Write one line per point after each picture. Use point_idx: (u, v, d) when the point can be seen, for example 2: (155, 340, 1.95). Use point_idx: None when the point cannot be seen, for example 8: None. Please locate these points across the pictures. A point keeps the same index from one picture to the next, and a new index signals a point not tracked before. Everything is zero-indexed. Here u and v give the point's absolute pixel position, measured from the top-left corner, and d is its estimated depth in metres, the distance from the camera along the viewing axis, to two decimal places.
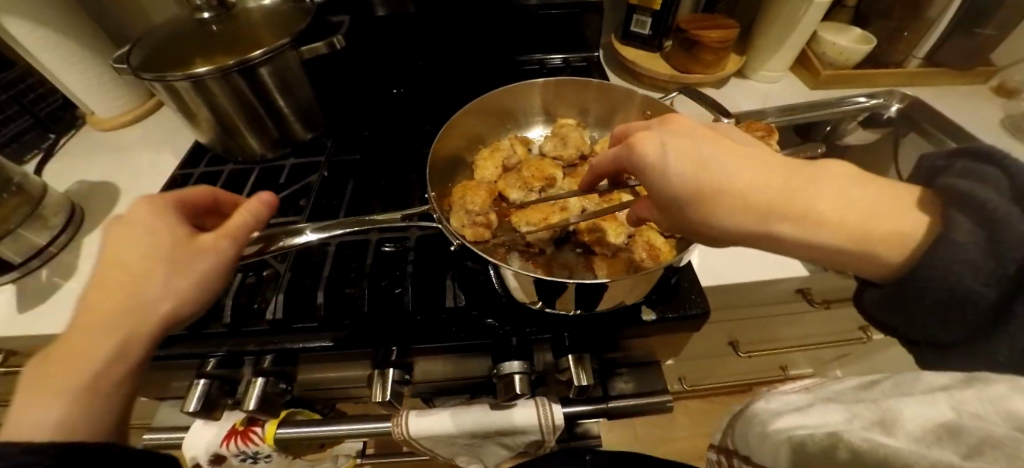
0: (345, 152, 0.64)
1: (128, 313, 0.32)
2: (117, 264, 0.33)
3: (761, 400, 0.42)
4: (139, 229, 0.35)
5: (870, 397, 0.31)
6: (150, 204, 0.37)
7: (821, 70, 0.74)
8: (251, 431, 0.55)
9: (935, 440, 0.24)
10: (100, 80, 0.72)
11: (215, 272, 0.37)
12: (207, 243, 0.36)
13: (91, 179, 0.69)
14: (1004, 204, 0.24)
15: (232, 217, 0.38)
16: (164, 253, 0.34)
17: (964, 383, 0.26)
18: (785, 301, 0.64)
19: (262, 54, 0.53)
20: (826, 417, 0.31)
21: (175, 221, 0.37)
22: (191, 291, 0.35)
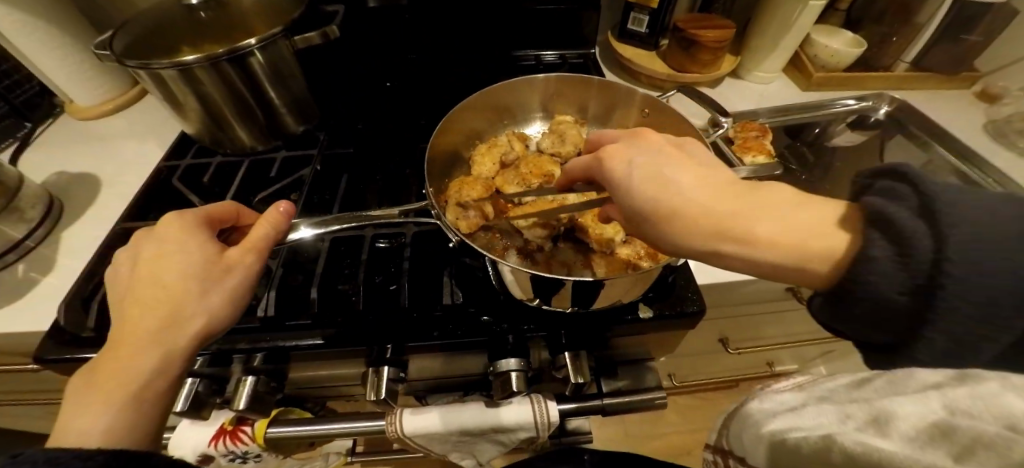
0: (338, 145, 0.63)
1: (166, 329, 0.31)
2: (155, 279, 0.32)
3: (755, 399, 0.42)
4: (171, 245, 0.34)
5: (863, 395, 0.30)
6: (180, 218, 0.35)
7: (813, 72, 0.75)
8: (240, 430, 0.54)
9: (928, 441, 0.23)
10: (80, 67, 0.70)
11: (246, 286, 0.36)
12: (234, 258, 0.35)
13: (70, 171, 0.67)
14: (914, 222, 0.24)
15: (254, 228, 0.37)
16: (198, 268, 0.33)
17: (956, 382, 0.25)
18: (776, 299, 0.66)
19: (254, 42, 0.51)
20: (819, 418, 0.31)
21: (207, 236, 0.36)
22: (224, 305, 0.34)
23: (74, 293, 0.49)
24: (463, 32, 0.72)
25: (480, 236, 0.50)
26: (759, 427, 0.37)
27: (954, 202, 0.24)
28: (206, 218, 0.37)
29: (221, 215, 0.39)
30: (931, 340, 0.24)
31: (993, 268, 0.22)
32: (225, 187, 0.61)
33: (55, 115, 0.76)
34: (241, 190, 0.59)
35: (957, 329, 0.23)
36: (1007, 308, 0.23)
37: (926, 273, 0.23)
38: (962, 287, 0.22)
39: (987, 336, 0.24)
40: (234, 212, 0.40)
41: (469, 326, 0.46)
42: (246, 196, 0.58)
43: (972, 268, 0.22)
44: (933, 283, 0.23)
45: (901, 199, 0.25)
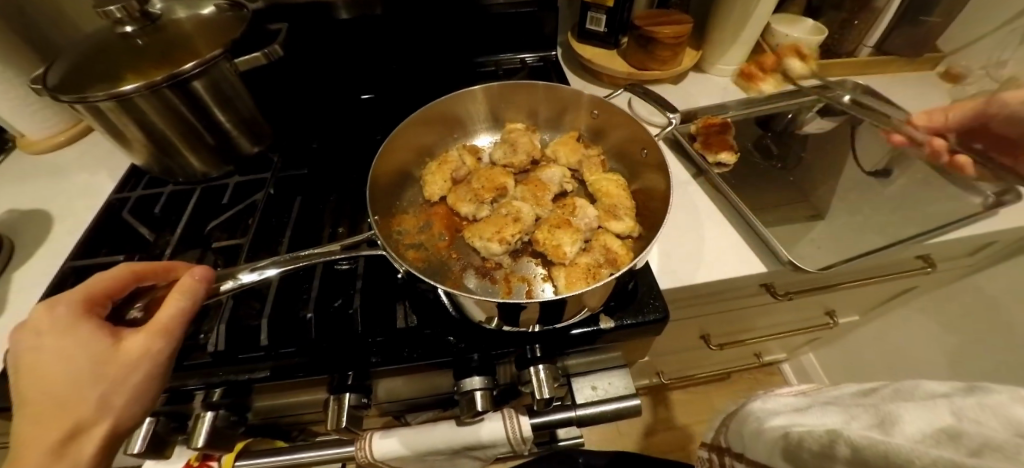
0: (292, 167, 0.61)
1: (66, 441, 0.30)
2: (46, 385, 0.30)
3: (759, 400, 0.40)
4: (49, 352, 0.31)
5: (869, 400, 0.30)
6: (53, 312, 0.32)
7: (776, 63, 0.75)
8: (206, 466, 0.53)
9: (934, 442, 0.23)
10: (28, 102, 0.68)
11: (154, 374, 0.33)
12: (136, 349, 0.32)
13: (21, 208, 0.65)
14: None
15: (160, 311, 0.34)
16: (88, 367, 0.31)
17: (963, 391, 0.25)
18: (751, 294, 0.65)
19: (192, 67, 0.50)
20: (825, 419, 0.30)
21: (94, 326, 0.33)
22: (131, 401, 0.33)
23: None
24: (422, 42, 0.72)
25: (435, 258, 0.48)
26: (763, 429, 0.35)
27: None
28: (86, 297, 0.34)
29: (107, 288, 0.35)
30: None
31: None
32: (178, 217, 0.59)
33: (6, 150, 0.73)
34: (192, 219, 0.57)
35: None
36: None
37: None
38: None
39: None
40: (127, 279, 0.36)
41: (425, 348, 0.45)
42: (198, 226, 0.57)
43: None
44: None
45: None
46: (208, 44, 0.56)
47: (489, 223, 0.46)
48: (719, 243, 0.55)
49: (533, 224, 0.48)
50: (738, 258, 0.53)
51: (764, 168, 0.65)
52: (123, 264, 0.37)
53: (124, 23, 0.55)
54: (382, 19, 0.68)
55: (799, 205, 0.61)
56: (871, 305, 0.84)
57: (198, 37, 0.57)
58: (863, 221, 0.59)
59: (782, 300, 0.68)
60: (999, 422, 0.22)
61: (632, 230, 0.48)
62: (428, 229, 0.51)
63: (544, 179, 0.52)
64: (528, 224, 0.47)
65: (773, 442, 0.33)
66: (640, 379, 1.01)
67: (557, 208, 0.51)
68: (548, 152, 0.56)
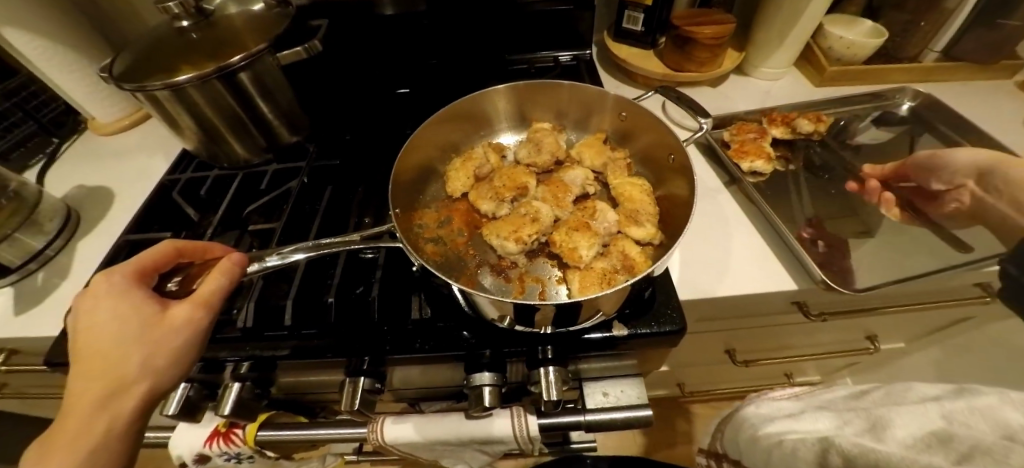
0: (325, 157, 0.64)
1: (110, 397, 0.32)
2: (97, 344, 0.33)
3: (752, 404, 0.41)
4: (103, 314, 0.34)
5: (861, 405, 0.31)
6: (108, 279, 0.35)
7: (826, 66, 0.70)
8: (232, 432, 0.56)
9: (925, 447, 0.23)
10: (98, 86, 0.74)
11: (194, 343, 0.36)
12: (180, 316, 0.35)
13: (88, 184, 0.71)
14: None
15: (205, 284, 0.36)
16: (137, 329, 0.33)
17: (954, 395, 0.26)
18: (781, 312, 0.61)
19: (240, 59, 0.53)
20: (816, 424, 0.30)
21: (145, 294, 0.35)
22: (169, 364, 0.34)
23: None
24: (459, 39, 0.72)
25: (452, 254, 0.49)
26: (758, 435, 0.36)
27: None
28: (137, 270, 0.37)
29: (154, 262, 0.38)
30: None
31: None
32: (220, 199, 0.63)
33: (79, 131, 0.81)
34: (232, 202, 0.61)
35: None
36: None
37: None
38: None
39: None
40: (171, 253, 0.39)
41: (437, 340, 0.46)
42: (237, 209, 0.61)
43: None
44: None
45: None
46: (253, 38, 0.59)
47: (507, 222, 0.46)
48: (747, 256, 0.52)
49: (552, 226, 0.47)
50: (766, 273, 0.51)
51: (803, 178, 0.61)
52: (168, 241, 0.39)
53: (181, 18, 0.60)
54: (425, 16, 0.69)
55: (845, 221, 0.56)
56: (919, 332, 0.77)
57: (246, 31, 0.61)
58: (915, 241, 0.54)
59: (816, 320, 0.63)
60: (990, 425, 0.23)
61: (653, 237, 0.47)
62: (448, 225, 0.52)
63: (565, 180, 0.52)
64: (546, 225, 0.46)
65: (768, 448, 0.34)
66: (659, 389, 0.98)
67: (577, 210, 0.50)
68: (572, 153, 0.55)
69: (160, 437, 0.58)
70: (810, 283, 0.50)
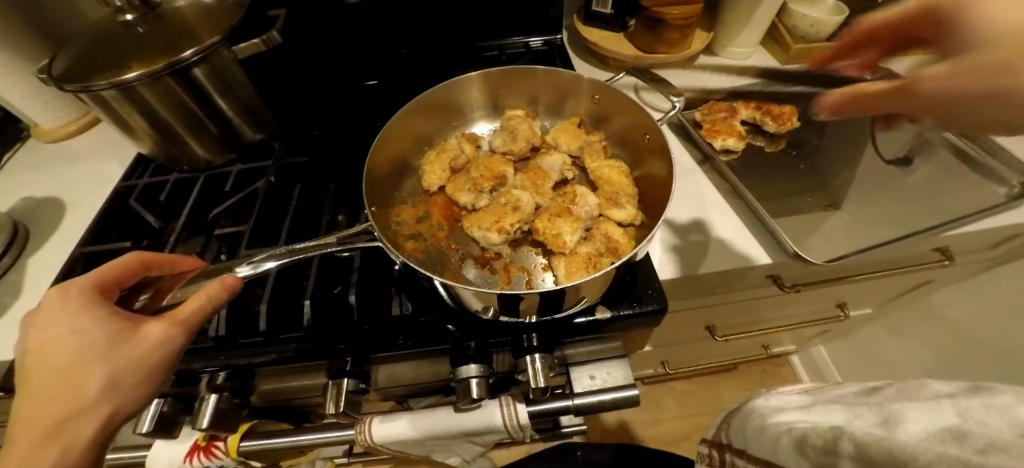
0: (293, 154, 0.62)
1: (65, 424, 0.29)
2: (48, 368, 0.29)
3: (761, 397, 0.40)
4: (58, 334, 0.30)
5: (874, 400, 0.30)
6: (65, 297, 0.32)
7: (791, 44, 0.72)
8: (212, 446, 0.54)
9: (941, 440, 0.22)
10: (38, 89, 0.69)
11: (166, 363, 0.32)
12: (151, 335, 0.31)
13: (37, 195, 0.67)
14: None
15: (187, 302, 0.33)
16: (99, 349, 0.30)
17: (969, 392, 0.25)
18: (757, 287, 0.63)
19: (191, 53, 0.50)
20: (829, 416, 0.30)
21: (110, 311, 0.32)
22: (136, 386, 0.31)
23: None
24: (428, 28, 0.70)
25: (434, 248, 0.47)
26: (763, 427, 0.35)
27: None
28: (99, 285, 0.34)
29: (118, 275, 0.35)
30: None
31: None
32: (183, 203, 0.60)
33: (22, 139, 0.75)
34: (195, 206, 0.58)
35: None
36: None
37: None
38: None
39: None
40: (136, 265, 0.37)
41: (420, 335, 0.46)
42: (203, 213, 0.58)
43: None
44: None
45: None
46: (206, 32, 0.56)
47: (488, 212, 0.46)
48: (724, 234, 0.53)
49: (533, 213, 0.47)
50: (743, 249, 0.52)
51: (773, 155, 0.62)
52: (133, 253, 0.37)
53: (126, 12, 0.57)
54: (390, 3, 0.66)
55: (815, 195, 0.58)
56: (885, 298, 0.81)
57: (198, 23, 0.57)
58: (881, 212, 0.56)
59: (790, 292, 0.66)
60: (1004, 422, 0.22)
61: (634, 218, 0.47)
62: (427, 219, 0.50)
63: (544, 168, 0.51)
64: (527, 213, 0.46)
65: (774, 438, 0.32)
66: (644, 369, 1.00)
67: (557, 196, 0.50)
68: (549, 139, 0.54)
69: (136, 457, 0.56)
70: (785, 256, 0.51)
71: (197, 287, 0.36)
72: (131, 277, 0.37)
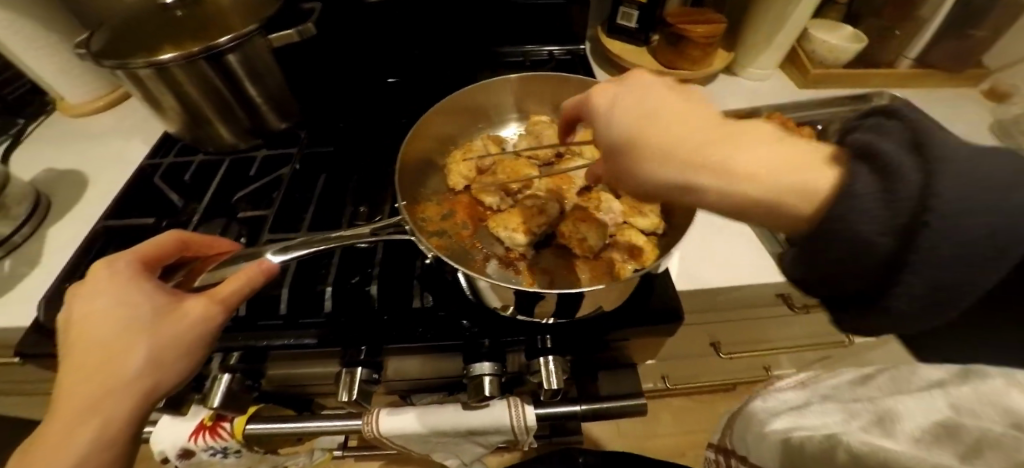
0: (318, 144, 0.63)
1: (109, 394, 0.30)
2: (96, 338, 0.31)
3: (761, 399, 0.44)
4: (106, 306, 0.31)
5: (865, 394, 0.35)
6: (113, 271, 0.33)
7: (809, 68, 0.73)
8: (218, 426, 0.55)
9: (931, 440, 0.27)
10: (68, 64, 0.70)
11: (204, 340, 0.33)
12: (191, 310, 0.33)
13: (59, 167, 0.67)
14: (904, 155, 0.21)
15: (227, 282, 0.34)
16: (143, 322, 0.31)
17: (959, 379, 0.29)
18: (765, 304, 0.64)
19: (226, 40, 0.50)
20: (825, 420, 0.34)
21: (153, 286, 0.33)
22: (175, 361, 0.32)
23: (53, 291, 0.49)
24: (456, 30, 0.71)
25: (458, 246, 0.48)
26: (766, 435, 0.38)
27: (953, 150, 0.20)
28: (143, 260, 0.35)
29: (158, 253, 0.36)
30: (898, 294, 0.21)
31: (979, 200, 0.19)
32: (206, 185, 0.61)
33: (47, 112, 0.76)
34: (219, 189, 0.59)
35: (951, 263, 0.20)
36: (987, 254, 0.19)
37: (889, 231, 0.20)
38: (935, 232, 0.19)
39: (970, 288, 0.20)
40: (176, 244, 0.38)
41: (438, 329, 0.46)
42: (225, 197, 0.58)
43: (963, 199, 0.19)
44: (915, 225, 0.20)
45: (885, 135, 0.22)
46: (242, 19, 0.57)
47: (515, 214, 0.47)
48: (741, 250, 0.54)
49: (558, 217, 0.48)
50: (758, 266, 0.53)
51: None
52: (173, 232, 0.38)
53: None
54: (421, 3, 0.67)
55: None
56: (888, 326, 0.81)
57: (233, 10, 0.59)
58: None
59: (797, 312, 0.67)
60: (997, 413, 0.26)
61: (658, 226, 0.47)
62: (451, 218, 0.51)
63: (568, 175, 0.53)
64: (552, 216, 0.47)
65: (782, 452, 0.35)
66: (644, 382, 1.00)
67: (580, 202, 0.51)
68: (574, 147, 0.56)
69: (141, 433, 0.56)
70: None
71: (237, 269, 0.36)
72: (168, 256, 0.37)
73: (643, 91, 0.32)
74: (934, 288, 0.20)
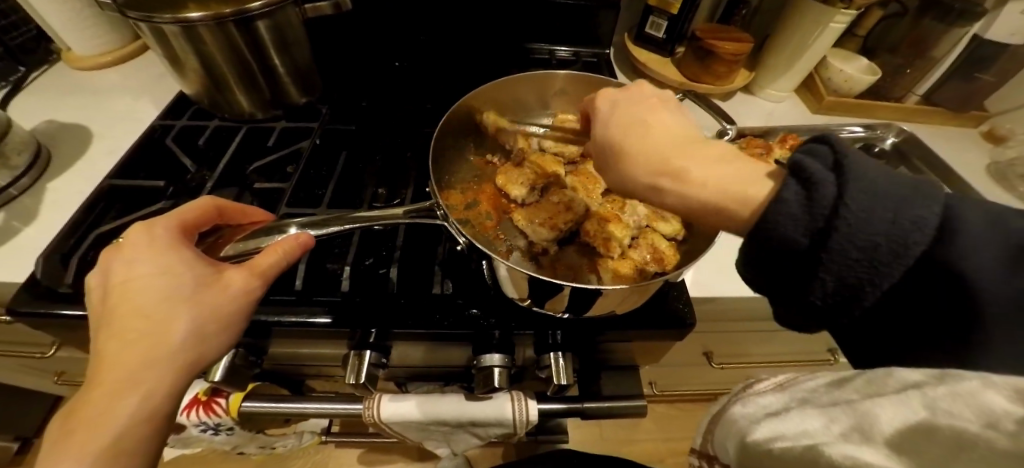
0: (339, 121, 0.62)
1: (148, 365, 0.29)
2: (135, 305, 0.30)
3: (737, 402, 0.36)
4: (147, 272, 0.31)
5: (843, 396, 0.26)
6: (150, 237, 0.32)
7: (825, 95, 0.75)
8: (213, 402, 0.56)
9: (905, 447, 0.21)
10: (80, 15, 0.67)
11: (243, 312, 0.33)
12: (231, 282, 0.32)
13: (61, 120, 0.65)
14: (820, 171, 0.23)
15: (265, 254, 0.34)
16: (185, 291, 0.31)
17: (936, 380, 0.21)
18: (766, 319, 0.65)
19: (259, 5, 0.49)
20: (804, 425, 0.26)
21: (192, 254, 0.33)
22: (215, 334, 0.31)
23: (53, 247, 0.47)
24: (485, 21, 0.71)
25: (482, 236, 0.48)
26: (747, 446, 0.31)
27: (860, 167, 0.22)
28: (179, 226, 0.34)
29: (194, 219, 0.36)
30: (817, 288, 0.22)
31: (885, 209, 0.21)
32: (219, 153, 0.60)
33: (51, 62, 0.73)
34: (234, 158, 0.57)
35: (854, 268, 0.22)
36: (890, 261, 0.21)
37: (809, 232, 0.22)
38: (852, 227, 0.21)
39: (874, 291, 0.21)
40: (213, 211, 0.37)
41: (456, 318, 0.46)
42: (239, 166, 0.57)
43: (863, 214, 0.21)
44: (826, 225, 0.22)
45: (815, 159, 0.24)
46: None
47: (541, 208, 0.47)
48: None
49: (583, 215, 0.48)
50: None
51: None
52: (209, 198, 0.37)
53: None
54: None
55: None
56: None
57: None
58: None
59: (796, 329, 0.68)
60: (973, 412, 0.19)
61: (678, 233, 0.48)
62: (475, 207, 0.51)
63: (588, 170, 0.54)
64: (579, 214, 0.47)
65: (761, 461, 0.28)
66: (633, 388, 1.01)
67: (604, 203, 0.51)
68: None
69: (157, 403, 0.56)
70: None
71: (271, 241, 0.35)
72: (203, 223, 0.37)
73: (626, 105, 0.34)
74: (841, 287, 0.22)
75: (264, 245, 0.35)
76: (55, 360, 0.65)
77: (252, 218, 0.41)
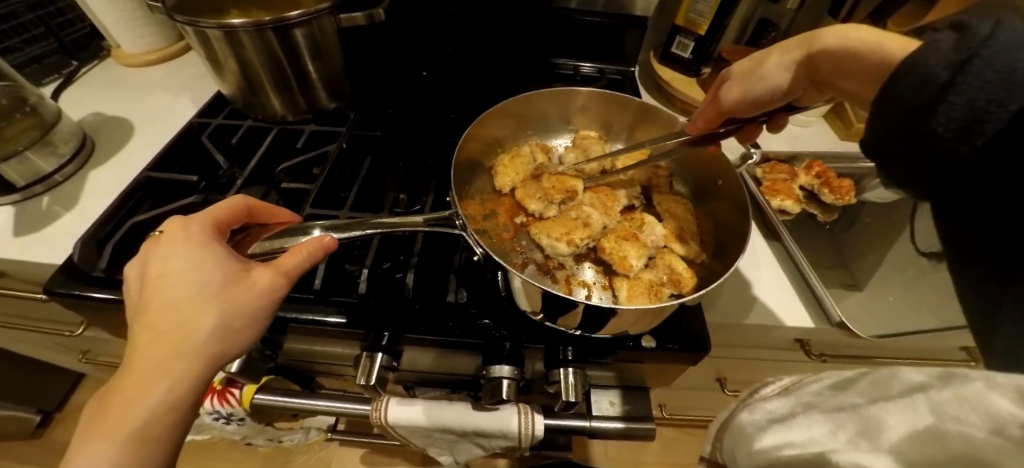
0: (366, 127, 0.64)
1: (178, 355, 0.30)
2: (167, 297, 0.31)
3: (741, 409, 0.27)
4: (181, 266, 0.32)
5: (844, 399, 0.22)
6: (185, 231, 0.34)
7: (855, 122, 0.73)
8: (227, 392, 0.57)
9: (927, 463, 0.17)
10: (131, 16, 0.71)
11: (267, 313, 0.34)
12: (260, 279, 0.33)
13: (107, 113, 0.68)
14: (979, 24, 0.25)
15: (290, 255, 0.35)
16: (217, 286, 0.32)
17: (939, 381, 0.18)
18: (782, 348, 0.63)
19: (298, 14, 0.51)
20: (807, 434, 0.21)
21: (226, 251, 0.34)
22: (241, 328, 0.32)
23: (91, 232, 0.50)
24: (512, 35, 0.72)
25: (498, 247, 0.49)
26: (750, 462, 0.24)
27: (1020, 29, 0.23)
28: (213, 225, 0.36)
29: (228, 218, 0.37)
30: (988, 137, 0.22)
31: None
32: (249, 151, 0.62)
33: (101, 57, 0.78)
34: (265, 157, 0.60)
35: (961, 112, 0.24)
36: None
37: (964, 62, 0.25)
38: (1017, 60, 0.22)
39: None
40: (243, 210, 0.39)
41: (467, 327, 0.46)
42: (268, 165, 0.59)
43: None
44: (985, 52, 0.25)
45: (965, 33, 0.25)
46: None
47: (558, 223, 0.47)
48: (770, 288, 0.54)
49: (600, 232, 0.48)
50: (787, 309, 0.53)
51: (824, 225, 0.64)
52: (240, 198, 0.39)
53: None
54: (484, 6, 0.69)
55: (840, 272, 0.58)
56: None
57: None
58: (915, 296, 0.57)
59: (814, 359, 0.66)
60: (979, 417, 0.16)
61: (696, 255, 0.48)
62: (493, 219, 0.52)
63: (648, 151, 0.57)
64: (596, 230, 0.47)
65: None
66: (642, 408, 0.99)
67: (623, 221, 0.51)
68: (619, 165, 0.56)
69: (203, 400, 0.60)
70: (825, 324, 0.52)
71: (294, 242, 0.37)
72: (234, 220, 0.38)
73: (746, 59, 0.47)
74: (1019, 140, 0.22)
75: (288, 246, 0.37)
76: (84, 340, 0.68)
77: (278, 218, 0.42)
